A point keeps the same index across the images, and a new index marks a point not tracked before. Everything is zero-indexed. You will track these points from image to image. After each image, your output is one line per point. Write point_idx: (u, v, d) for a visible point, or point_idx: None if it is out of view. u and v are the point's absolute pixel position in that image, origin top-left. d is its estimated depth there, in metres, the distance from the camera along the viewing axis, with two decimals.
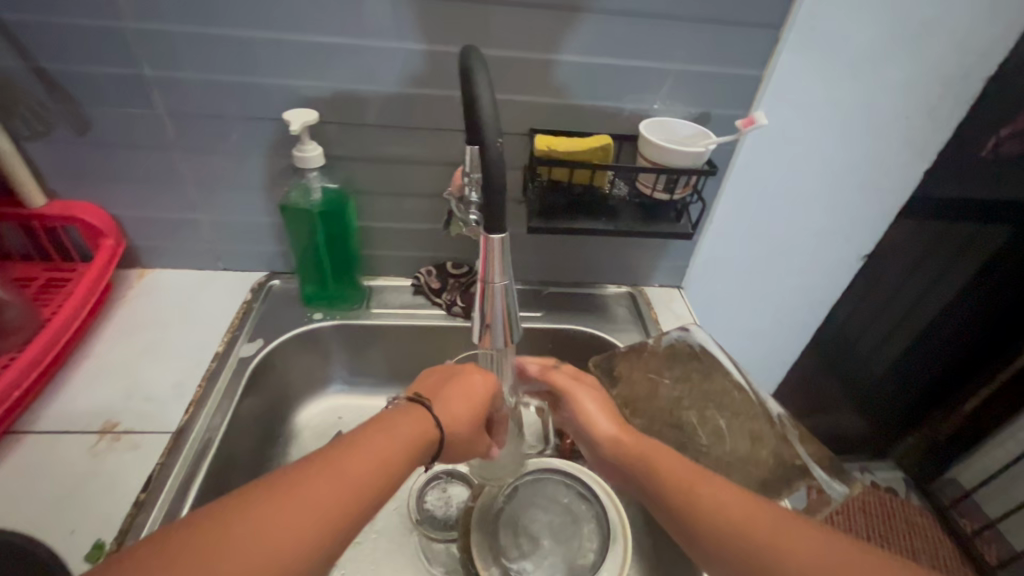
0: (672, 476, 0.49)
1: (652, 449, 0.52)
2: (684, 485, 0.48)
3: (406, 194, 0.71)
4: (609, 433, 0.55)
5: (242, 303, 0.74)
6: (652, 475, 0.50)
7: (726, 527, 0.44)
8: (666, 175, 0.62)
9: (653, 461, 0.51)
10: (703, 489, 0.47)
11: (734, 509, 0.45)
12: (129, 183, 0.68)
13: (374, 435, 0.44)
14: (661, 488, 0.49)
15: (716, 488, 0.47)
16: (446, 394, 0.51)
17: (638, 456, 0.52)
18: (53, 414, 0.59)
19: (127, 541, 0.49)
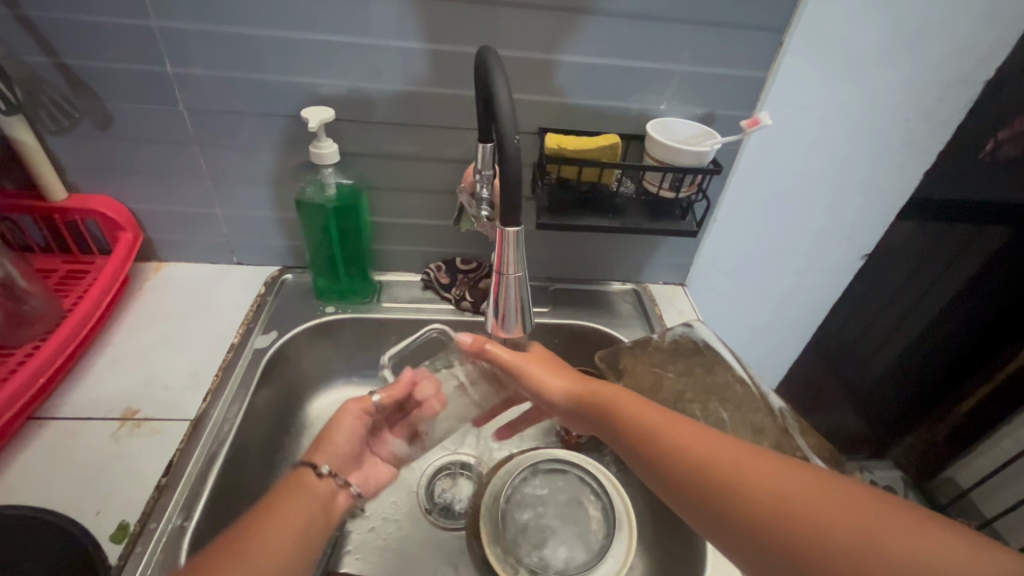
0: (632, 418, 0.51)
1: (614, 396, 0.54)
2: (641, 426, 0.50)
3: (418, 190, 0.73)
4: (569, 388, 0.58)
5: (257, 296, 0.76)
6: (613, 421, 0.52)
7: (675, 458, 0.45)
8: (672, 174, 0.63)
9: (616, 408, 0.53)
10: (658, 425, 0.49)
11: (680, 441, 0.46)
12: (148, 177, 0.70)
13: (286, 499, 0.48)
14: (622, 434, 0.51)
15: (667, 424, 0.48)
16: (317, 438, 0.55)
17: (598, 406, 0.54)
18: (73, 402, 0.61)
19: (149, 523, 0.51)
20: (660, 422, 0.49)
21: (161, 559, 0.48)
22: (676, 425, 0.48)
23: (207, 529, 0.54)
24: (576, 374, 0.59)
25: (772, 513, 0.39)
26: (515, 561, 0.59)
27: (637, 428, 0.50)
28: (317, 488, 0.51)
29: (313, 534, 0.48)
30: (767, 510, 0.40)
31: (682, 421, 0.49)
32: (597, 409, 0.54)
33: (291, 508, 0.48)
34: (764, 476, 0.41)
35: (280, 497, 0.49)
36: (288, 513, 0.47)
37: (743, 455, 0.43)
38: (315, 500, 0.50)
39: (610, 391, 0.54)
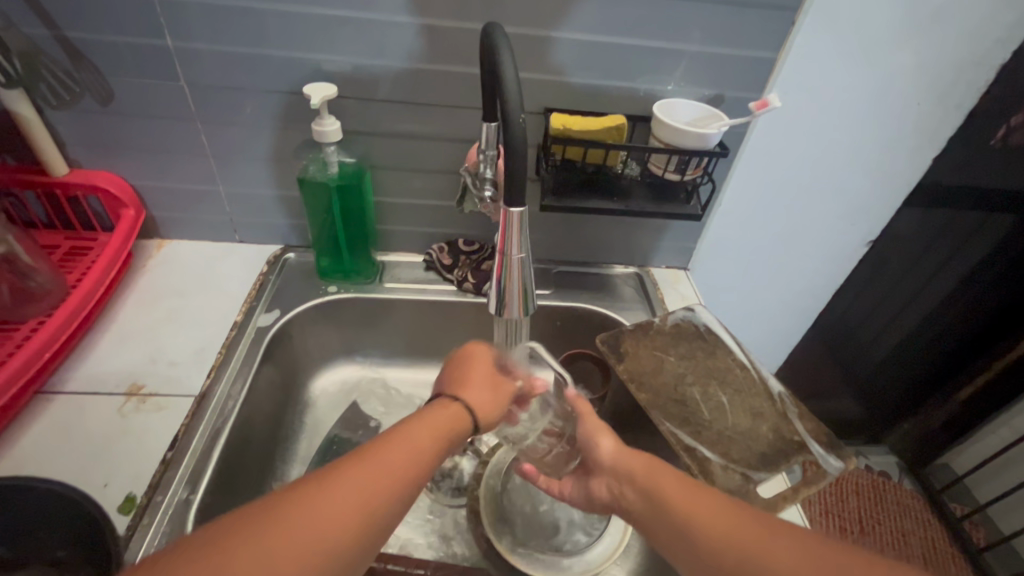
0: (669, 498, 0.47)
1: (647, 467, 0.50)
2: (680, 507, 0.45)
3: (421, 170, 0.72)
4: (607, 447, 0.54)
5: (258, 275, 0.76)
6: (648, 496, 0.48)
7: (722, 552, 0.42)
8: (677, 157, 0.63)
9: (651, 479, 0.49)
10: (697, 510, 0.44)
11: (725, 527, 0.43)
12: (150, 153, 0.69)
13: (407, 432, 0.43)
14: (656, 513, 0.47)
15: (708, 507, 0.44)
16: (462, 375, 0.52)
17: (631, 475, 0.50)
18: (79, 377, 0.61)
19: (156, 495, 0.51)
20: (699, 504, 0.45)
21: (169, 529, 0.49)
22: (714, 506, 0.44)
23: (214, 501, 0.55)
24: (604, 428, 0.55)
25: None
26: (514, 539, 0.60)
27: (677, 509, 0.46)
28: (451, 423, 0.46)
29: (426, 474, 0.42)
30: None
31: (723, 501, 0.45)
32: (630, 478, 0.50)
33: (411, 442, 0.42)
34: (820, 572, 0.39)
35: (409, 424, 0.44)
36: (408, 441, 0.42)
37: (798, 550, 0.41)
38: (448, 433, 0.46)
39: (641, 460, 0.51)
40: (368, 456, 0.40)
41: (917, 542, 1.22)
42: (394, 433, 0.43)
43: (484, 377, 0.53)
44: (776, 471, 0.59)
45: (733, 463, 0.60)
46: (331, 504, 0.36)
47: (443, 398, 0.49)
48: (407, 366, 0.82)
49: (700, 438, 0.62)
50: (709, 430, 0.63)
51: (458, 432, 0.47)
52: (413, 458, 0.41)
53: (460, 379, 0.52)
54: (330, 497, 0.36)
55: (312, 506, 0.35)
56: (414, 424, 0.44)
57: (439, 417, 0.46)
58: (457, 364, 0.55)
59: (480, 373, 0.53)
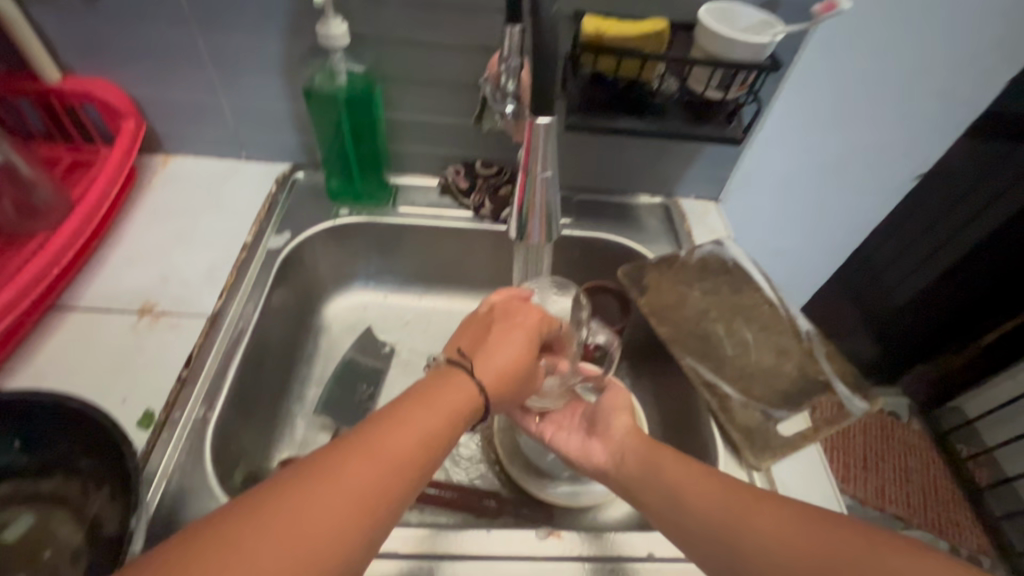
0: (661, 472, 0.46)
1: (640, 444, 0.50)
2: (670, 475, 0.46)
3: (436, 83, 0.66)
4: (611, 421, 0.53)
5: (267, 195, 0.72)
6: (642, 460, 0.48)
7: (707, 523, 0.42)
8: (722, 69, 0.57)
9: (647, 450, 0.49)
10: (686, 482, 0.45)
11: (715, 497, 0.43)
12: (145, 58, 0.64)
13: (407, 413, 0.39)
14: (646, 486, 0.47)
15: (695, 482, 0.44)
16: (486, 348, 0.47)
17: (626, 451, 0.50)
18: (92, 293, 0.61)
19: (174, 412, 0.52)
20: (689, 473, 0.45)
21: (187, 445, 0.50)
22: (701, 475, 0.45)
23: (231, 421, 0.55)
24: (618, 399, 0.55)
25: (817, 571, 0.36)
26: (524, 462, 0.61)
27: (664, 492, 0.45)
28: (461, 399, 0.42)
29: (431, 456, 0.38)
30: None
31: (711, 473, 0.45)
32: (626, 454, 0.50)
33: (410, 423, 0.38)
34: (801, 539, 0.38)
35: (411, 402, 0.40)
36: (408, 423, 0.38)
37: (777, 517, 0.40)
38: (457, 407, 0.41)
39: None
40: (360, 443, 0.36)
41: (919, 479, 1.23)
42: (390, 415, 0.38)
43: (514, 347, 0.48)
44: (798, 409, 0.58)
45: (754, 400, 0.59)
46: (317, 507, 0.32)
47: (454, 367, 0.44)
48: (420, 294, 0.80)
49: (721, 374, 0.60)
50: (730, 367, 0.61)
51: (468, 412, 0.42)
52: (414, 440, 0.37)
53: (483, 347, 0.48)
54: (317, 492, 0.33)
55: (299, 501, 0.32)
56: (418, 403, 0.40)
57: (448, 392, 0.42)
58: (491, 329, 0.50)
59: (511, 341, 0.49)
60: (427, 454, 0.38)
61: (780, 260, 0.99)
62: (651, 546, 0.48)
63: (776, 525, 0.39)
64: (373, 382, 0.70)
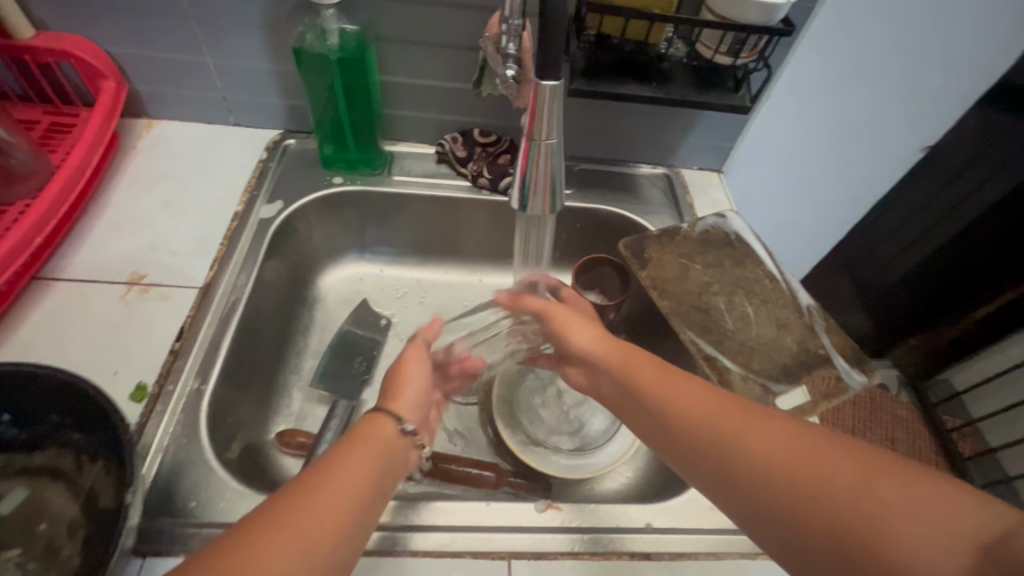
0: (652, 390, 0.44)
1: (627, 357, 0.48)
2: (653, 388, 0.44)
3: (433, 45, 0.63)
4: (585, 340, 0.51)
5: (258, 162, 0.70)
6: (624, 380, 0.46)
7: (694, 437, 0.40)
8: (733, 34, 0.54)
9: (628, 370, 0.47)
10: (674, 394, 0.42)
11: (702, 410, 0.40)
12: (125, 14, 0.60)
13: (344, 458, 0.38)
14: (639, 401, 0.45)
15: (685, 395, 0.42)
16: (394, 390, 0.48)
17: (617, 367, 0.48)
18: (78, 263, 0.59)
19: (167, 385, 0.51)
20: (675, 383, 0.43)
21: (183, 417, 0.49)
22: (687, 388, 0.42)
23: (226, 391, 0.54)
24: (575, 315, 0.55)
25: (815, 497, 0.34)
26: (524, 438, 0.61)
27: (655, 413, 0.43)
28: (391, 437, 0.43)
29: (378, 496, 0.38)
30: (788, 501, 0.35)
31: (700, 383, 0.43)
32: (615, 369, 0.48)
33: (348, 467, 0.38)
34: (798, 458, 0.35)
35: (342, 449, 0.39)
36: (350, 465, 0.38)
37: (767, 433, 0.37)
38: (389, 445, 0.42)
39: (616, 352, 0.49)
40: (305, 490, 0.35)
41: (904, 448, 1.22)
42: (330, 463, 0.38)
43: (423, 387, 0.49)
44: (798, 383, 0.58)
45: (753, 374, 0.58)
46: (276, 547, 0.31)
47: (372, 411, 0.44)
48: (417, 265, 0.79)
49: (721, 348, 0.60)
50: (731, 340, 0.61)
51: (399, 445, 0.43)
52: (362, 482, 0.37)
53: (390, 389, 0.48)
54: (272, 550, 0.31)
55: (254, 567, 0.30)
56: (353, 447, 0.40)
57: (379, 432, 0.42)
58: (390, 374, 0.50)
59: (415, 383, 0.49)
60: (375, 494, 0.38)
61: (782, 231, 0.98)
62: (648, 517, 0.49)
63: (768, 442, 0.37)
64: (369, 354, 0.69)
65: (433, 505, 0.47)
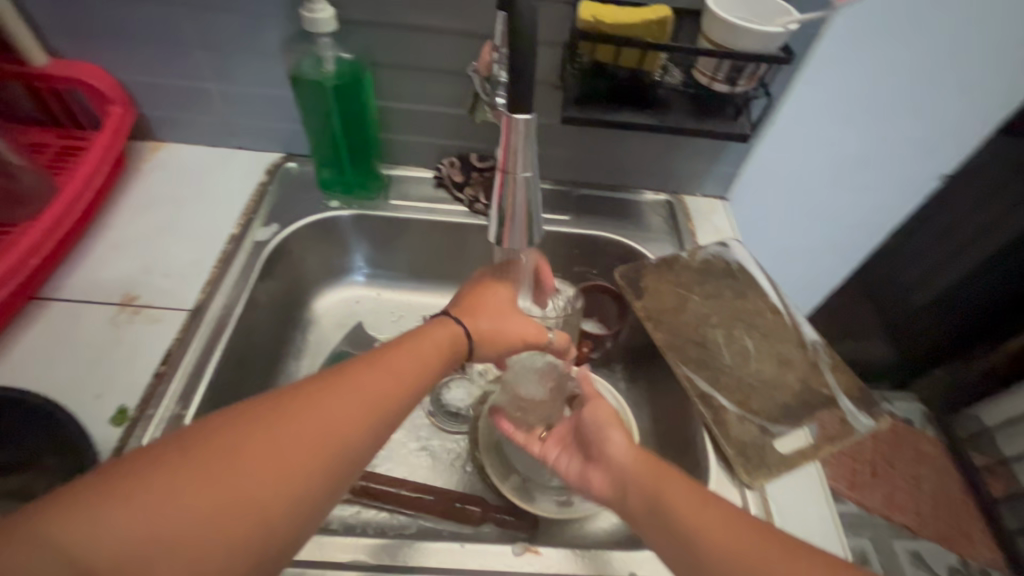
0: (697, 530, 0.40)
1: (667, 490, 0.42)
2: (678, 517, 0.41)
3: (428, 71, 0.63)
4: (618, 455, 0.46)
5: (257, 186, 0.71)
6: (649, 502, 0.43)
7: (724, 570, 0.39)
8: (729, 62, 0.52)
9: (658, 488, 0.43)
10: (704, 525, 0.40)
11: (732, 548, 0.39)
12: (131, 42, 0.62)
13: (379, 360, 0.43)
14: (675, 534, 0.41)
15: (743, 541, 0.39)
16: (487, 312, 0.53)
17: (658, 497, 0.42)
18: (75, 283, 0.60)
19: (148, 408, 0.51)
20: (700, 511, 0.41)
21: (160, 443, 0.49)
22: (715, 518, 0.40)
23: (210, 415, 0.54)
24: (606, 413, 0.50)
25: None
26: (506, 468, 0.59)
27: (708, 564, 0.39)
28: (447, 341, 0.48)
29: (413, 389, 0.43)
30: None
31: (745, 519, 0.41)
32: (657, 502, 0.42)
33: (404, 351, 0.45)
34: None
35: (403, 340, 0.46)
36: (407, 350, 0.45)
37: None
38: (437, 352, 0.47)
39: (649, 467, 0.44)
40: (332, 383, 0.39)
41: (930, 488, 1.16)
42: (364, 360, 0.42)
43: (515, 318, 0.53)
44: (798, 425, 0.55)
45: (751, 414, 0.55)
46: (335, 400, 0.38)
47: (452, 320, 0.50)
48: (413, 290, 0.78)
49: (718, 386, 0.57)
50: (728, 377, 0.58)
51: (456, 347, 0.49)
52: (391, 383, 0.42)
53: (494, 310, 0.53)
54: (328, 402, 0.38)
55: (317, 407, 0.37)
56: (391, 352, 0.44)
57: (430, 336, 0.47)
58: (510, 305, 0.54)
59: (501, 300, 0.54)
60: (424, 375, 0.45)
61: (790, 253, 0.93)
62: (632, 566, 0.46)
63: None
64: None
65: (425, 546, 0.46)
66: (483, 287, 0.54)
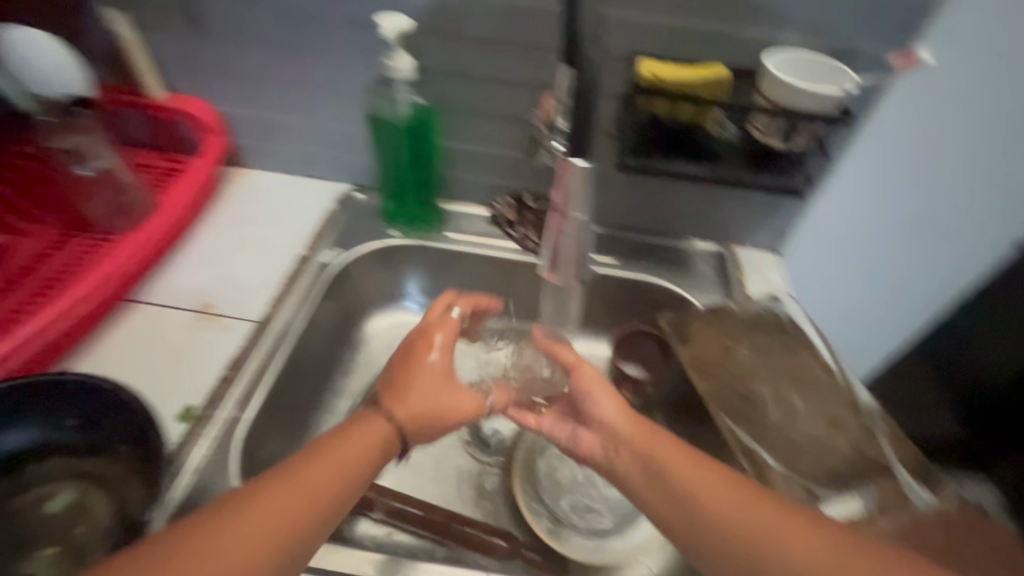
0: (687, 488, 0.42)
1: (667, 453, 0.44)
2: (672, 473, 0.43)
3: (493, 116, 0.67)
4: (604, 416, 0.48)
5: (326, 213, 0.76)
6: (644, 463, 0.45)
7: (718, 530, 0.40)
8: (785, 120, 0.54)
9: (653, 451, 0.45)
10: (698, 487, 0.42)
11: (723, 505, 0.41)
12: (233, 81, 0.70)
13: (282, 481, 0.39)
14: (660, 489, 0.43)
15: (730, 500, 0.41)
16: (409, 391, 0.48)
17: (652, 457, 0.44)
18: (160, 290, 0.66)
19: (212, 409, 0.55)
20: (697, 471, 0.43)
21: (217, 443, 0.52)
22: (708, 475, 0.42)
23: (264, 422, 0.57)
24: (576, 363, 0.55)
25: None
26: (539, 504, 0.59)
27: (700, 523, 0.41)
28: (369, 433, 0.44)
29: (330, 506, 0.40)
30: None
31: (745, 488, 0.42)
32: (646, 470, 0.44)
33: (320, 462, 0.41)
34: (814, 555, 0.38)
35: (317, 447, 0.42)
36: (324, 459, 0.41)
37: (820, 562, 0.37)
38: (362, 453, 0.43)
39: (641, 430, 0.46)
40: (222, 524, 0.36)
41: None
42: (264, 486, 0.38)
43: (445, 394, 0.49)
44: (847, 494, 0.53)
45: (797, 476, 0.54)
46: (233, 542, 0.35)
47: (371, 413, 0.46)
48: None
49: (762, 442, 0.57)
50: (775, 436, 0.57)
51: (390, 443, 0.45)
52: (300, 506, 0.38)
53: (413, 384, 0.48)
54: (223, 546, 0.35)
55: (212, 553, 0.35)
56: (304, 463, 0.40)
57: (353, 441, 0.43)
58: (438, 372, 0.49)
59: (430, 375, 0.49)
60: (345, 484, 0.41)
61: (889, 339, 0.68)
62: None
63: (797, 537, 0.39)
64: None
65: (421, 567, 0.48)
66: (411, 363, 0.49)
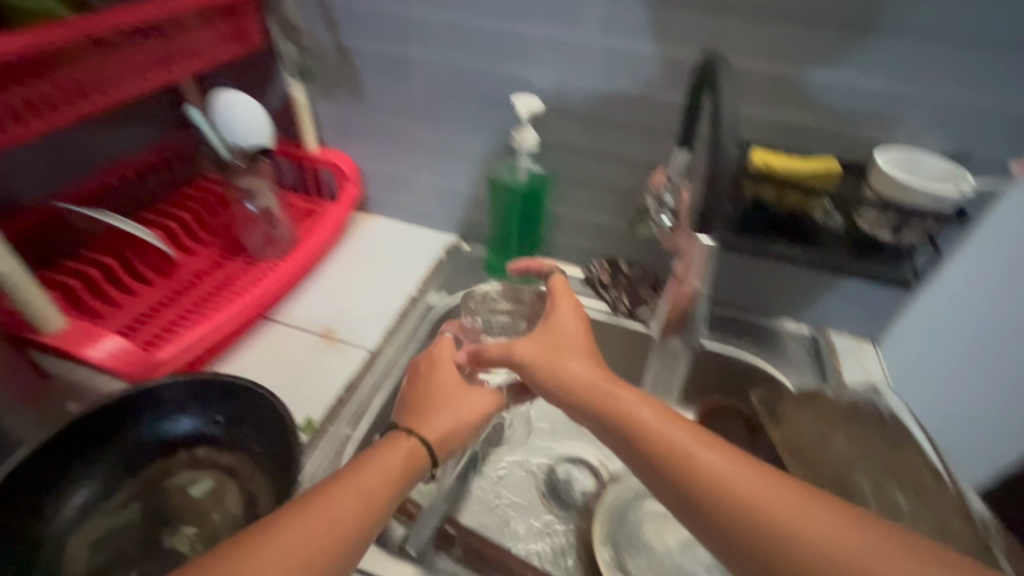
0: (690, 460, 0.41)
1: (700, 452, 0.41)
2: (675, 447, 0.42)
3: (600, 187, 0.74)
4: (582, 376, 0.49)
5: (436, 260, 0.84)
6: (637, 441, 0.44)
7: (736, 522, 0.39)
8: (893, 213, 0.56)
9: (644, 427, 0.44)
10: (712, 470, 0.40)
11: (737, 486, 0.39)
12: (376, 141, 0.82)
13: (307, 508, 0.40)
14: (668, 468, 0.41)
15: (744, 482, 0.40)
16: (426, 405, 0.53)
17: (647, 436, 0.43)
18: (292, 313, 0.75)
19: (328, 425, 0.61)
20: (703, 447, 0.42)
21: (331, 458, 0.58)
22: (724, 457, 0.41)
23: None
24: (554, 346, 0.52)
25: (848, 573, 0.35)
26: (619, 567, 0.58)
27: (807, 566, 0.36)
28: (391, 458, 0.46)
29: (357, 534, 0.40)
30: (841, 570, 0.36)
31: (818, 500, 0.39)
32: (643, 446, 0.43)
33: (347, 488, 0.42)
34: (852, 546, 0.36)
35: (340, 475, 0.43)
36: (350, 484, 0.42)
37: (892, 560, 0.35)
38: (382, 477, 0.44)
39: (633, 397, 0.46)
40: (248, 559, 0.36)
41: None
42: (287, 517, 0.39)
43: (465, 404, 0.54)
44: None
45: None
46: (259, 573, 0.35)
47: (392, 436, 0.49)
48: None
49: None
50: None
51: (415, 465, 0.47)
52: (327, 533, 0.39)
53: (430, 397, 0.54)
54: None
55: None
56: (328, 489, 0.41)
57: (374, 467, 0.44)
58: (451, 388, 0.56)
59: (439, 387, 0.55)
60: (371, 510, 0.42)
61: None
62: None
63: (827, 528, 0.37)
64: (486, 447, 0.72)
65: None
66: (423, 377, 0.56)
